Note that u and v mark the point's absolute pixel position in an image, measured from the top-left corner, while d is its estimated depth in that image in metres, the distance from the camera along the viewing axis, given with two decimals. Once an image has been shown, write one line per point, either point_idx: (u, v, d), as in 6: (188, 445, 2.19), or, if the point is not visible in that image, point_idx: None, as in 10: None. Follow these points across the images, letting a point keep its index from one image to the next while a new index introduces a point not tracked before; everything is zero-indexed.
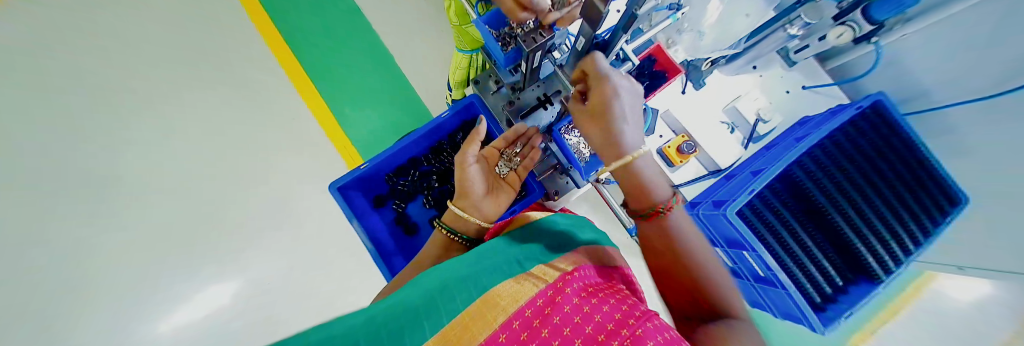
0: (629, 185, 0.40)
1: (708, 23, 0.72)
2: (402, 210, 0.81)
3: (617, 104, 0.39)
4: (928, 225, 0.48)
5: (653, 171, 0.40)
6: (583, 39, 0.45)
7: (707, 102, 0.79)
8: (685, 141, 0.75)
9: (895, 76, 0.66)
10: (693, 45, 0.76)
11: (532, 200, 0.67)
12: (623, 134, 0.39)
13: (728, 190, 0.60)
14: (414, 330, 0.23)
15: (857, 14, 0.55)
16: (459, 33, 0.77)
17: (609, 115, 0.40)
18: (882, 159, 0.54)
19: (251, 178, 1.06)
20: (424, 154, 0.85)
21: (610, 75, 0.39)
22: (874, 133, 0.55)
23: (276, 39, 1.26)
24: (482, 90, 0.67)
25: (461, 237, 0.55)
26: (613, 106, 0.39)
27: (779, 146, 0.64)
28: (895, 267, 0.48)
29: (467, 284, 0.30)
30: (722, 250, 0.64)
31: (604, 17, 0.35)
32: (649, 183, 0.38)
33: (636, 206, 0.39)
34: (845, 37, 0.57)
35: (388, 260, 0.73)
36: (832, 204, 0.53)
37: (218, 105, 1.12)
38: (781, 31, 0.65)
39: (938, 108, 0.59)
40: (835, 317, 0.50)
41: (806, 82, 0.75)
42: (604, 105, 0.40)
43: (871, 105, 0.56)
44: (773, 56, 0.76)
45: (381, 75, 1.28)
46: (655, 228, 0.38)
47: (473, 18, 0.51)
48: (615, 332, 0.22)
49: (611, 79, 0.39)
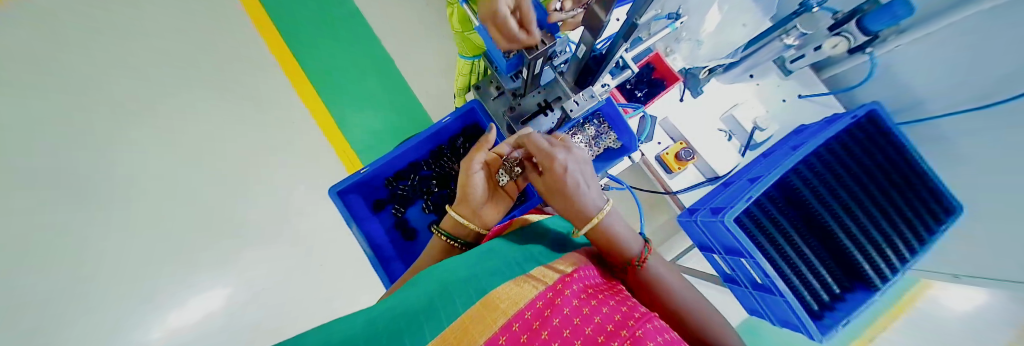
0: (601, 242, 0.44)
1: (706, 32, 0.76)
2: (402, 215, 0.81)
3: (566, 179, 0.44)
4: (922, 233, 0.49)
5: (619, 223, 0.45)
6: (583, 48, 0.46)
7: (707, 109, 0.80)
8: (683, 147, 0.76)
9: (888, 86, 0.67)
10: (691, 54, 0.81)
11: (532, 204, 0.67)
12: (582, 199, 0.44)
13: (725, 196, 0.61)
14: (414, 333, 0.23)
15: (852, 25, 0.56)
16: (460, 40, 0.78)
17: (564, 189, 0.44)
18: (876, 168, 0.54)
19: (248, 180, 1.04)
20: (424, 158, 0.85)
21: (551, 155, 0.44)
22: (869, 141, 0.56)
23: (277, 42, 1.27)
24: (483, 96, 0.68)
25: (459, 242, 0.55)
26: (564, 182, 0.44)
27: (776, 153, 0.64)
28: (891, 275, 0.48)
29: (467, 287, 0.30)
30: (720, 257, 0.64)
31: (604, 27, 0.35)
32: (622, 238, 0.43)
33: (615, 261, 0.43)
34: (840, 47, 0.58)
35: (388, 265, 0.72)
36: (829, 212, 0.53)
37: (217, 103, 1.10)
38: (778, 41, 0.65)
39: (930, 118, 0.60)
40: (833, 325, 0.49)
41: (802, 91, 0.76)
42: (558, 180, 0.44)
43: (866, 114, 0.57)
44: (770, 65, 0.76)
45: (381, 81, 1.31)
46: (638, 281, 0.42)
47: (476, 25, 0.51)
48: (615, 333, 0.22)
49: (556, 158, 0.44)
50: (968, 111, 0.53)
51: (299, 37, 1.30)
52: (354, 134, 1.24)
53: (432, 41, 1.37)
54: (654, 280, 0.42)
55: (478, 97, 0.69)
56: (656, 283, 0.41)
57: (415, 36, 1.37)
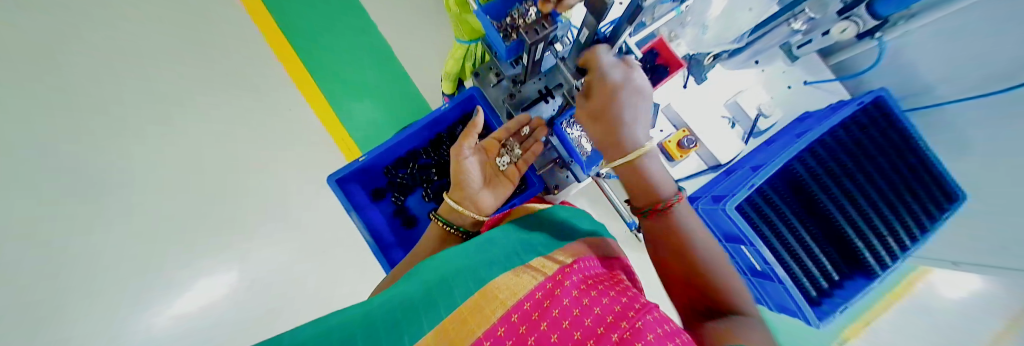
0: (630, 181, 0.44)
1: (713, 15, 0.72)
2: (402, 203, 0.81)
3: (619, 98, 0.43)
4: (924, 221, 0.48)
5: (655, 166, 0.44)
6: (586, 32, 0.45)
7: (710, 96, 0.79)
8: (685, 135, 0.74)
9: (895, 72, 0.66)
10: (696, 39, 0.76)
11: (532, 193, 0.66)
12: (626, 130, 0.43)
13: (726, 185, 0.60)
14: (413, 325, 0.23)
15: (862, 9, 0.55)
16: (458, 22, 0.75)
17: (608, 110, 0.44)
18: (882, 155, 0.54)
19: (249, 169, 1.04)
20: (422, 147, 0.84)
21: (608, 68, 0.44)
22: (874, 128, 0.55)
23: (270, 28, 1.21)
24: (482, 83, 0.66)
25: (459, 230, 0.56)
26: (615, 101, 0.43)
27: (779, 141, 0.63)
28: (891, 262, 0.48)
29: (466, 277, 0.30)
30: (720, 244, 0.64)
31: (608, 9, 0.34)
32: (653, 180, 0.42)
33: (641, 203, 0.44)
34: (848, 32, 0.57)
35: (388, 253, 0.74)
36: (830, 198, 0.53)
37: (218, 91, 1.08)
38: (784, 26, 0.65)
39: (939, 106, 0.59)
40: (831, 311, 0.50)
41: (807, 77, 0.75)
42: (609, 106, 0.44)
43: (872, 100, 0.56)
44: (775, 51, 0.74)
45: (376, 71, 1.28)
46: (662, 225, 0.42)
47: (473, 8, 0.49)
48: (615, 324, 0.22)
49: (613, 80, 0.43)
50: (977, 98, 0.52)
51: (291, 22, 1.25)
52: (356, 125, 1.22)
53: (432, 27, 1.32)
54: (679, 228, 0.41)
55: (477, 84, 0.67)
56: (681, 232, 0.40)
57: (415, 23, 1.32)
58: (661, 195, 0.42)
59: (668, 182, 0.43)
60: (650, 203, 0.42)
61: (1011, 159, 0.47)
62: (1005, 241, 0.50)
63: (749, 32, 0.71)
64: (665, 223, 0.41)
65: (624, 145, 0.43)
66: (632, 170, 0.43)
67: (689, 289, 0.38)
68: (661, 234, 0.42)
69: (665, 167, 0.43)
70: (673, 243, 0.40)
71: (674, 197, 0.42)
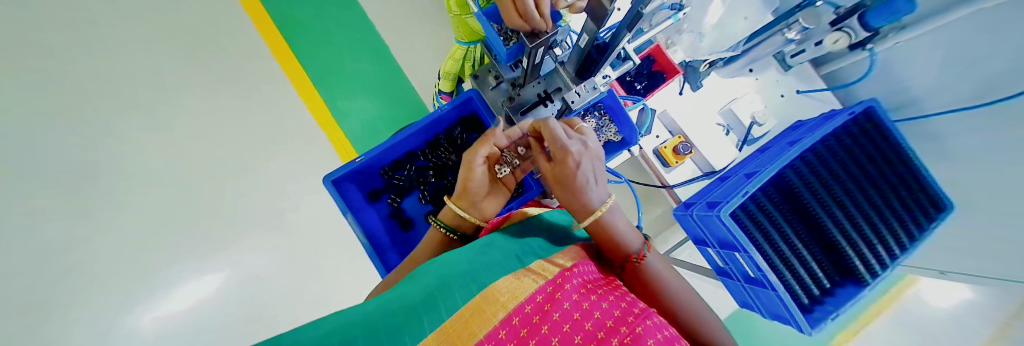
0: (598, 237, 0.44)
1: (708, 25, 0.74)
2: (398, 205, 0.80)
3: (574, 168, 0.43)
4: (913, 230, 0.49)
5: (619, 221, 0.45)
6: (586, 37, 0.45)
7: (706, 103, 0.80)
8: (682, 142, 0.76)
9: (885, 82, 0.68)
10: (693, 46, 0.79)
11: (530, 196, 0.67)
12: (587, 192, 0.44)
13: (721, 191, 0.61)
14: (412, 328, 0.23)
15: (854, 21, 0.56)
16: (458, 23, 0.75)
17: (571, 177, 0.44)
18: (872, 165, 0.55)
19: (240, 168, 1.01)
20: (420, 148, 0.83)
21: (561, 138, 0.42)
22: (865, 138, 0.56)
23: (273, 31, 1.26)
24: (481, 85, 0.67)
25: (459, 235, 0.55)
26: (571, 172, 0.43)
27: (772, 149, 0.65)
28: (881, 270, 0.49)
29: (466, 279, 0.29)
30: (714, 250, 0.65)
31: (609, 15, 0.35)
32: (622, 236, 0.43)
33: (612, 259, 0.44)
34: (841, 43, 0.58)
35: (382, 256, 0.72)
36: (821, 206, 0.54)
37: (215, 85, 1.07)
38: (778, 35, 0.66)
39: (925, 117, 0.61)
40: (823, 318, 0.51)
41: (800, 87, 0.76)
42: (565, 174, 0.44)
43: (863, 111, 0.57)
44: (769, 60, 0.76)
45: (379, 74, 1.35)
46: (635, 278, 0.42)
47: (474, 11, 0.49)
48: (615, 329, 0.22)
49: (571, 152, 0.42)
50: (964, 109, 0.53)
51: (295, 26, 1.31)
52: (351, 126, 1.27)
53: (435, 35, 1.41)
54: (652, 278, 0.42)
55: (476, 86, 0.67)
56: (655, 281, 0.41)
57: (417, 30, 1.41)
58: (628, 250, 0.43)
59: (631, 234, 0.45)
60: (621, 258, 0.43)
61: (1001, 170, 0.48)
62: (988, 249, 0.51)
63: (743, 41, 0.73)
64: (640, 275, 0.42)
65: (590, 208, 0.44)
66: (600, 226, 0.44)
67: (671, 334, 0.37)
68: (636, 286, 0.42)
69: (628, 220, 0.44)
70: (649, 293, 0.40)
71: (641, 250, 0.43)
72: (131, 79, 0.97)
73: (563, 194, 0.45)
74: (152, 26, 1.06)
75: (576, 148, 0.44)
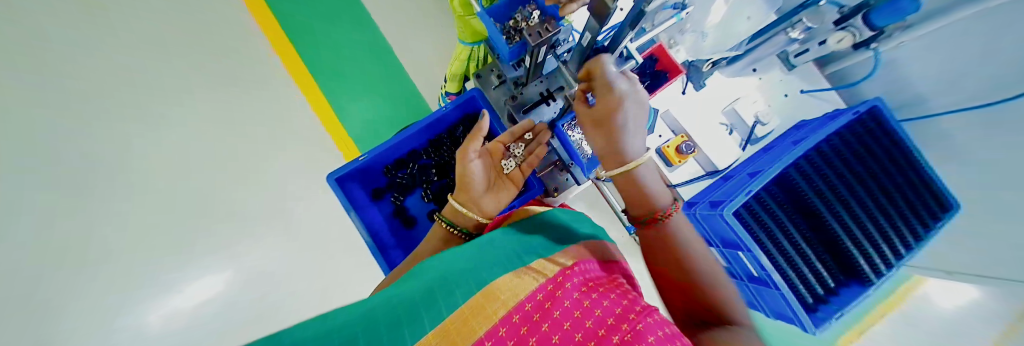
0: (628, 188, 0.44)
1: (710, 24, 0.76)
2: (401, 203, 0.80)
3: (620, 114, 0.42)
4: (918, 230, 0.49)
5: (650, 178, 0.44)
6: (588, 36, 0.45)
7: (709, 103, 0.79)
8: (685, 141, 0.75)
9: (892, 81, 0.67)
10: (696, 45, 0.79)
11: (532, 196, 0.67)
12: (628, 140, 0.43)
13: (724, 191, 0.61)
14: (413, 325, 0.23)
15: (858, 20, 0.56)
16: (461, 24, 0.76)
17: (612, 124, 0.42)
18: (878, 165, 0.54)
19: (245, 168, 1.03)
20: (423, 147, 0.84)
21: (614, 81, 0.41)
22: (870, 137, 0.56)
23: (275, 31, 1.25)
24: (484, 85, 0.67)
25: (461, 231, 0.55)
26: (616, 116, 0.42)
27: (776, 148, 0.64)
28: (886, 270, 0.49)
29: (467, 277, 0.30)
30: (717, 249, 0.65)
31: (612, 14, 0.35)
32: (650, 192, 0.43)
33: (637, 212, 0.44)
34: (845, 43, 0.58)
35: (385, 253, 0.73)
36: (825, 205, 0.54)
37: (221, 88, 1.09)
38: (782, 35, 0.65)
39: (933, 116, 0.60)
40: (827, 318, 0.50)
41: (805, 86, 0.76)
42: (611, 114, 0.42)
43: (867, 110, 0.57)
44: (773, 59, 0.76)
45: (382, 72, 1.33)
46: (655, 234, 0.42)
47: (478, 11, 0.49)
48: (615, 327, 0.22)
49: (619, 93, 0.41)
50: (973, 109, 0.52)
51: (297, 24, 1.30)
52: (354, 126, 1.27)
53: (438, 31, 1.39)
54: (674, 234, 0.41)
55: (479, 85, 0.68)
56: (675, 237, 0.41)
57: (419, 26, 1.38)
58: (655, 206, 0.42)
59: (660, 189, 0.44)
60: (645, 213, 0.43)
61: (1011, 170, 0.47)
62: (997, 250, 0.50)
63: (745, 41, 0.74)
64: (661, 230, 0.41)
65: (625, 159, 0.43)
66: (630, 179, 0.43)
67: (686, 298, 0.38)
68: (655, 241, 0.42)
69: (660, 178, 0.43)
70: (669, 247, 0.40)
71: (669, 208, 0.42)
72: (138, 80, 0.99)
73: (598, 136, 0.44)
74: (161, 30, 1.09)
75: (625, 92, 0.42)
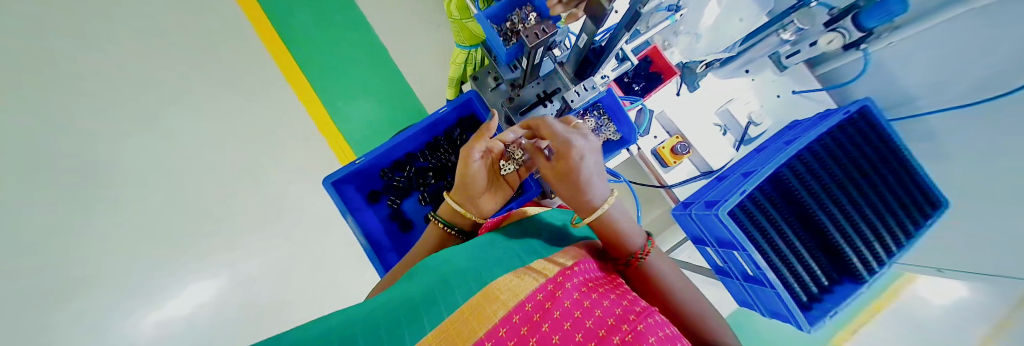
0: (602, 231, 0.45)
1: (705, 26, 0.76)
2: (398, 207, 0.80)
3: (582, 167, 0.43)
4: (908, 228, 0.50)
5: (621, 217, 0.45)
6: (584, 38, 0.46)
7: (704, 104, 0.80)
8: (679, 142, 0.77)
9: (881, 82, 0.68)
10: (690, 46, 0.80)
11: (529, 197, 0.67)
12: (591, 188, 0.44)
13: (719, 190, 0.62)
14: (413, 326, 0.23)
15: (848, 22, 0.57)
16: (458, 28, 0.75)
17: (574, 176, 0.43)
18: (869, 165, 0.55)
19: (238, 170, 1.01)
20: (419, 150, 0.84)
21: (570, 139, 0.42)
22: (862, 137, 0.57)
23: (270, 33, 1.24)
24: (481, 87, 0.67)
25: (455, 230, 0.56)
26: (579, 169, 0.43)
27: (769, 148, 0.65)
28: (878, 268, 0.50)
29: (467, 278, 0.30)
30: (712, 249, 0.65)
31: (607, 15, 0.35)
32: (623, 233, 0.43)
33: (615, 254, 0.44)
34: (836, 43, 0.59)
35: (382, 256, 0.73)
36: (818, 204, 0.54)
37: (216, 89, 1.07)
38: (774, 36, 0.67)
39: (922, 115, 0.61)
40: (821, 316, 0.51)
41: (795, 87, 0.77)
42: (571, 169, 0.43)
43: (859, 109, 0.58)
44: (765, 61, 0.77)
45: (378, 74, 1.32)
46: (638, 274, 0.43)
47: (473, 12, 0.49)
48: (616, 326, 0.22)
49: (574, 146, 0.42)
50: (961, 107, 0.54)
51: (291, 27, 1.29)
52: (351, 129, 1.26)
53: (432, 32, 1.38)
54: (655, 274, 0.42)
55: (475, 87, 0.68)
56: (657, 276, 0.42)
57: (416, 27, 1.37)
58: (633, 248, 0.43)
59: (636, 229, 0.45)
60: (625, 256, 0.43)
61: (998, 167, 0.48)
62: (984, 247, 0.52)
63: (738, 42, 0.74)
64: (641, 270, 0.42)
65: (590, 205, 0.44)
66: (604, 222, 0.44)
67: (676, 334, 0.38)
68: (639, 282, 0.43)
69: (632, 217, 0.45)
70: (651, 289, 0.41)
71: (644, 248, 0.43)
72: (127, 79, 0.96)
73: (564, 189, 0.45)
74: (150, 27, 1.06)
75: (582, 145, 0.44)
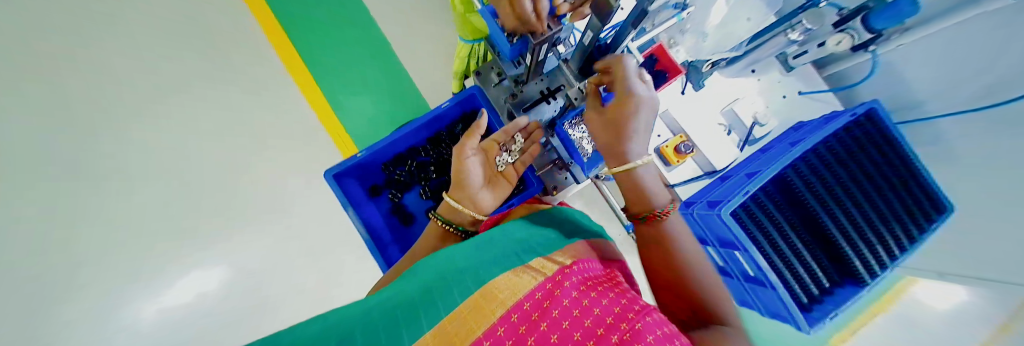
0: (627, 186, 0.45)
1: (712, 24, 0.74)
2: (399, 201, 0.80)
3: (635, 119, 0.43)
4: (913, 231, 0.50)
5: (650, 179, 0.45)
6: (590, 34, 0.45)
7: (708, 103, 0.79)
8: (683, 141, 0.75)
9: (889, 84, 0.67)
10: (696, 46, 0.78)
11: (531, 193, 0.67)
12: (636, 143, 0.44)
13: (722, 191, 0.61)
14: (411, 323, 0.23)
15: (857, 23, 0.56)
16: (462, 21, 0.74)
17: (624, 126, 0.43)
18: (875, 168, 0.54)
19: (241, 163, 1.01)
20: (421, 145, 0.83)
21: (637, 88, 0.42)
22: (867, 139, 0.56)
23: (268, 21, 1.20)
24: (484, 82, 0.67)
25: (457, 229, 0.55)
26: (630, 120, 0.43)
27: (773, 150, 0.64)
28: (880, 271, 0.49)
29: (465, 276, 0.30)
30: (714, 249, 0.65)
31: (614, 12, 0.34)
32: (648, 190, 0.44)
33: (635, 209, 0.45)
34: (844, 44, 0.58)
35: (384, 250, 0.73)
36: (822, 205, 0.54)
37: (220, 81, 1.07)
38: (781, 36, 0.65)
39: (930, 118, 0.60)
40: (821, 318, 0.51)
41: (803, 88, 0.76)
42: (625, 117, 0.42)
43: (866, 112, 0.57)
44: (772, 60, 0.75)
45: (380, 66, 1.28)
46: (653, 231, 0.43)
47: (478, 7, 0.49)
48: (614, 325, 0.22)
49: (638, 96, 0.42)
50: (970, 112, 0.53)
51: (290, 14, 1.24)
52: (353, 121, 1.21)
53: (437, 24, 1.33)
54: (670, 237, 0.41)
55: (479, 83, 0.68)
56: (671, 240, 0.41)
57: (417, 18, 1.33)
58: (653, 205, 0.43)
59: (660, 190, 0.45)
60: (644, 211, 0.44)
61: (1005, 173, 0.48)
62: (988, 253, 0.51)
63: (745, 41, 0.74)
64: (656, 229, 0.43)
65: (625, 160, 0.43)
66: (631, 178, 0.44)
67: (676, 297, 0.37)
68: (653, 240, 0.43)
69: (660, 180, 0.45)
70: (664, 245, 0.41)
71: (666, 208, 0.43)
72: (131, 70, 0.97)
73: (604, 135, 0.45)
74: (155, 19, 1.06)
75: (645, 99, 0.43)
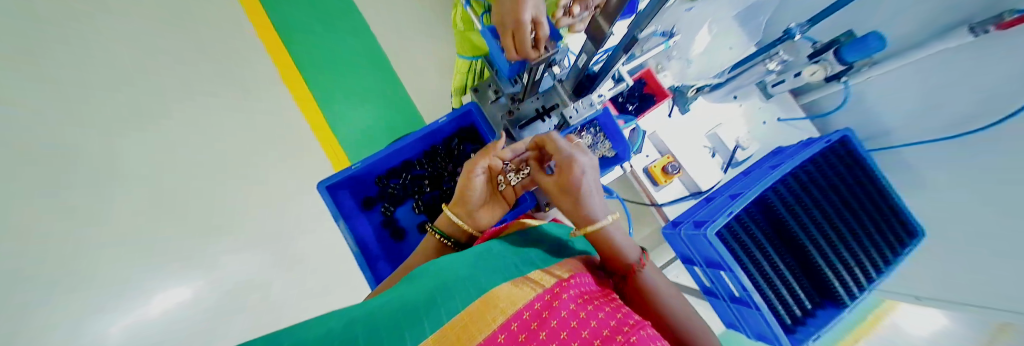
0: (600, 248, 0.45)
1: (696, 52, 0.79)
2: (391, 214, 0.79)
3: (582, 183, 0.44)
4: (887, 255, 0.53)
5: (618, 236, 0.45)
6: (584, 58, 0.47)
7: (694, 126, 0.82)
8: (671, 162, 0.79)
9: (860, 113, 0.72)
10: (681, 71, 0.82)
11: (523, 209, 0.68)
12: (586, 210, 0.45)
13: (708, 211, 0.63)
14: (412, 327, 0.23)
15: (830, 55, 0.61)
16: (461, 40, 0.77)
17: (575, 190, 0.45)
18: (847, 189, 0.58)
19: (222, 168, 0.95)
20: (417, 158, 0.84)
21: (574, 156, 0.45)
22: (841, 163, 0.60)
23: (272, 38, 1.28)
24: (481, 98, 0.69)
25: (453, 242, 0.56)
26: (579, 183, 0.44)
27: (755, 172, 0.67)
28: (858, 292, 0.51)
29: (466, 285, 0.30)
30: (701, 269, 0.66)
31: (607, 38, 0.37)
32: (619, 245, 0.43)
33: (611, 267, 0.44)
34: (818, 75, 0.63)
35: (373, 265, 0.71)
36: (799, 226, 0.56)
37: (209, 86, 1.03)
38: (761, 65, 0.71)
39: (894, 147, 0.65)
40: (805, 339, 0.52)
41: (781, 115, 0.80)
42: (572, 186, 0.44)
43: (839, 139, 0.60)
44: (752, 89, 0.80)
45: (377, 80, 1.38)
46: (631, 282, 0.42)
47: (481, 28, 0.51)
48: (611, 337, 0.23)
49: (577, 160, 0.44)
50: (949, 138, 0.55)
51: (292, 32, 1.33)
52: (346, 132, 1.29)
53: (432, 48, 1.47)
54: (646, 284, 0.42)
55: (476, 99, 0.70)
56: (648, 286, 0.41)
57: (416, 44, 1.46)
58: (628, 260, 0.43)
59: (631, 245, 0.45)
60: (622, 266, 0.43)
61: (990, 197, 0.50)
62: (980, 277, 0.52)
63: (728, 69, 0.80)
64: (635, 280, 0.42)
65: (590, 219, 0.45)
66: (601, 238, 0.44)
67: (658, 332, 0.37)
68: (628, 289, 0.42)
69: (628, 234, 0.45)
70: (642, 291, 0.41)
71: (639, 261, 0.43)
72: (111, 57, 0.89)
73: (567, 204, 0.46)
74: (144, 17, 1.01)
75: (583, 161, 0.46)
